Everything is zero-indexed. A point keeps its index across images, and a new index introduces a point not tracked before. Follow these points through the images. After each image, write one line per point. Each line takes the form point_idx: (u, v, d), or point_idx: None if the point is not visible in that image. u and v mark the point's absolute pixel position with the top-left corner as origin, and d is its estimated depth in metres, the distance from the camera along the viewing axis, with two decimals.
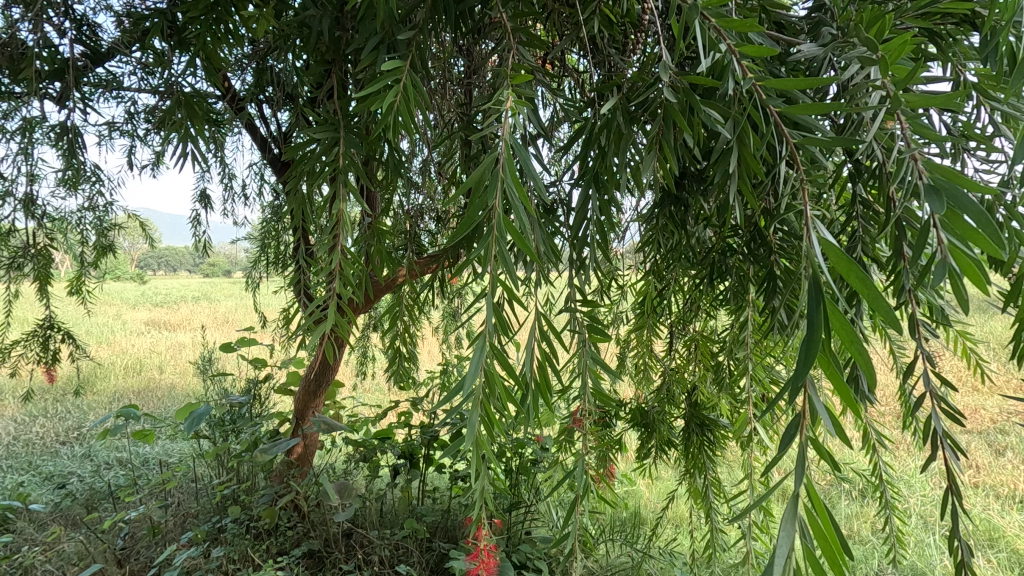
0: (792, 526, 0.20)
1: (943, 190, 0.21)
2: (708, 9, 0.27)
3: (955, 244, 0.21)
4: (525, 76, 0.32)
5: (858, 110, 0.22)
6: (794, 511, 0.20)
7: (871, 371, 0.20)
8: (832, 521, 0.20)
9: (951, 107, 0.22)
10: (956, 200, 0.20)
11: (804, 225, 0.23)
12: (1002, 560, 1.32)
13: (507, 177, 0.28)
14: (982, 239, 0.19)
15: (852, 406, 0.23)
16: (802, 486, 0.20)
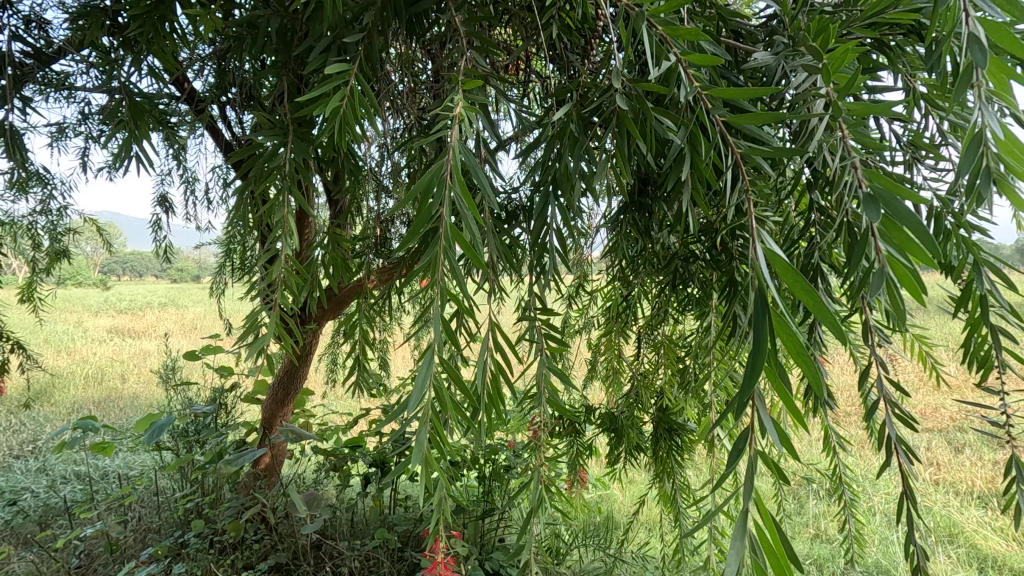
0: (742, 540, 0.20)
1: (877, 200, 0.20)
2: (653, 15, 0.26)
3: (892, 254, 0.21)
4: (477, 81, 0.31)
5: (803, 119, 0.22)
6: (745, 525, 0.20)
7: (817, 384, 0.19)
8: (781, 535, 0.20)
9: (894, 114, 0.22)
10: (892, 209, 0.19)
11: (747, 235, 0.23)
12: (962, 556, 1.36)
13: (454, 184, 0.27)
14: (918, 249, 0.19)
15: (796, 416, 0.23)
16: (752, 502, 0.20)
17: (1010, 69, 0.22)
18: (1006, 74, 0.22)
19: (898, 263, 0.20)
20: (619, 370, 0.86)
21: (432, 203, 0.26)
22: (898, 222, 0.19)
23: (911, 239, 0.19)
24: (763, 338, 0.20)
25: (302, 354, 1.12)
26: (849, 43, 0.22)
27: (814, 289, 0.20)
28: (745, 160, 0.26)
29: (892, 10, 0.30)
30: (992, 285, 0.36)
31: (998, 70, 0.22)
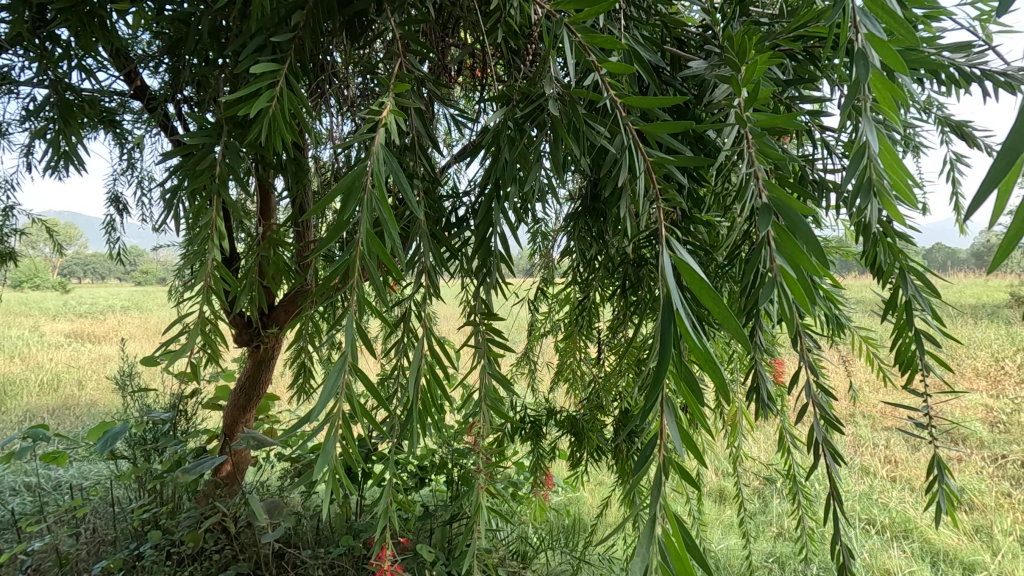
0: (648, 547, 0.21)
1: (771, 210, 0.20)
2: (574, 22, 0.27)
3: (784, 266, 0.20)
4: (408, 84, 0.31)
5: (708, 127, 0.22)
6: (651, 531, 0.21)
7: (718, 391, 0.21)
8: (685, 534, 0.21)
9: (796, 124, 0.23)
10: (787, 220, 0.19)
11: (657, 243, 0.23)
12: (916, 550, 1.41)
13: (375, 191, 0.27)
14: (805, 260, 0.19)
15: (705, 422, 0.24)
16: (660, 509, 0.22)
17: (889, 86, 0.25)
18: (889, 90, 0.25)
19: (790, 276, 0.20)
20: (583, 371, 0.86)
21: (351, 208, 0.27)
22: (787, 233, 0.19)
23: (802, 250, 0.19)
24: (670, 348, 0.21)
25: (263, 359, 1.08)
26: (762, 57, 0.23)
27: (718, 295, 0.21)
28: (666, 167, 0.26)
29: (812, 25, 0.31)
30: (915, 290, 0.38)
31: (879, 86, 0.25)
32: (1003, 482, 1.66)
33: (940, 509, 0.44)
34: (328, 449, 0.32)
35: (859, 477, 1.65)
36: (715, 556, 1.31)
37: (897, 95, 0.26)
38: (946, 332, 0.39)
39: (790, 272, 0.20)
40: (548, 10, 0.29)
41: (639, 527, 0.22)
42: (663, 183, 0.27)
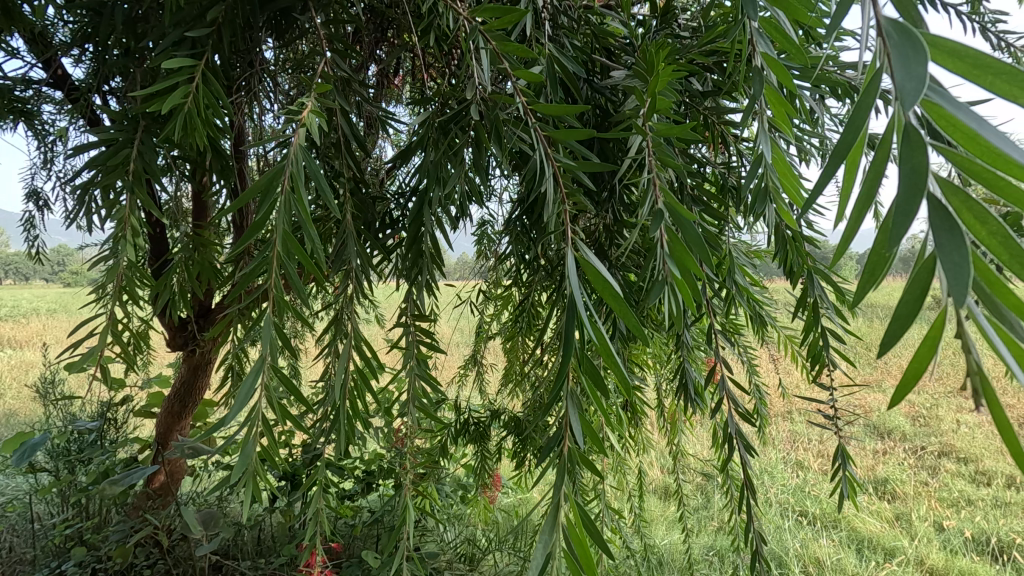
0: (551, 536, 0.22)
1: (663, 214, 0.22)
2: (488, 30, 0.28)
3: (677, 270, 0.22)
4: (329, 85, 0.31)
5: (606, 133, 0.24)
6: (554, 519, 0.23)
7: (616, 382, 0.22)
8: (586, 521, 0.23)
9: (690, 133, 0.24)
10: (679, 225, 0.21)
11: (564, 243, 0.24)
12: (843, 538, 1.50)
13: (291, 192, 0.27)
14: (690, 261, 0.20)
15: (606, 414, 0.25)
16: (564, 496, 0.23)
17: (782, 102, 0.26)
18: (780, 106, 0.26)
19: (680, 279, 0.21)
20: (527, 372, 0.87)
21: (266, 209, 0.27)
22: (675, 238, 0.20)
23: (692, 252, 0.20)
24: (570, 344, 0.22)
25: (199, 364, 1.04)
26: (663, 71, 0.24)
27: (618, 293, 0.22)
28: (574, 173, 0.28)
29: (720, 41, 0.33)
30: (821, 290, 0.42)
31: (773, 102, 0.27)
32: (921, 472, 1.80)
33: (844, 495, 0.47)
34: (246, 454, 0.31)
35: (793, 470, 1.73)
36: (658, 550, 1.36)
37: (789, 111, 0.27)
38: (849, 329, 0.42)
39: (677, 274, 0.21)
40: (465, 16, 0.30)
41: (544, 516, 0.23)
42: (571, 188, 0.28)
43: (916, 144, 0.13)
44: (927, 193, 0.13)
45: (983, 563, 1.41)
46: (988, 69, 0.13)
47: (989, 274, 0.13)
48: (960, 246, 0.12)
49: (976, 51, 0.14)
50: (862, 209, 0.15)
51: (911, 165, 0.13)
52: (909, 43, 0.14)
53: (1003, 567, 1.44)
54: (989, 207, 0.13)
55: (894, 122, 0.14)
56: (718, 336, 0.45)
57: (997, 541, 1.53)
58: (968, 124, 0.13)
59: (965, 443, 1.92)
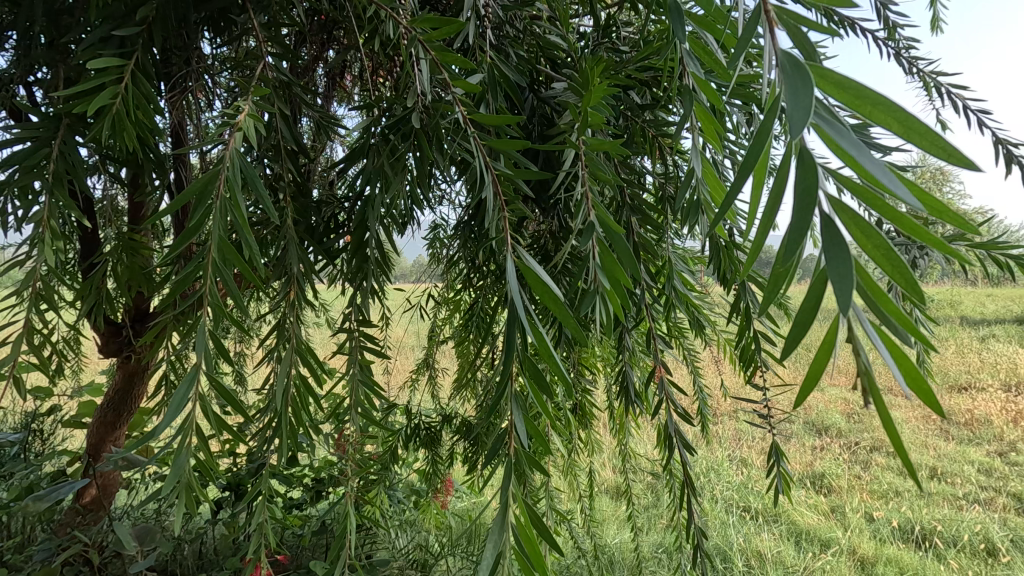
0: (501, 534, 0.23)
1: (595, 227, 0.23)
2: (428, 40, 0.29)
3: (609, 280, 0.23)
4: (268, 88, 0.30)
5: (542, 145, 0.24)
6: (504, 520, 0.23)
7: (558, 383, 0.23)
8: (533, 520, 0.23)
9: (623, 147, 0.25)
10: (611, 235, 0.22)
11: (504, 250, 0.25)
12: (783, 532, 1.57)
13: (229, 198, 0.26)
14: (617, 273, 0.21)
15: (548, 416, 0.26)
16: (512, 494, 0.23)
17: (710, 119, 0.27)
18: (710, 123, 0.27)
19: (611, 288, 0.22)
20: (479, 376, 0.87)
21: (200, 214, 0.26)
22: (605, 250, 0.21)
23: (622, 262, 0.21)
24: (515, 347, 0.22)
25: (134, 371, 0.98)
26: (597, 85, 0.25)
27: (559, 299, 0.22)
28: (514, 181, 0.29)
29: (655, 56, 0.34)
30: (753, 295, 0.44)
31: (703, 119, 0.28)
32: (854, 466, 1.90)
33: (776, 490, 0.50)
34: (176, 464, 0.30)
35: (737, 468, 1.80)
36: (609, 549, 1.38)
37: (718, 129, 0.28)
38: (779, 331, 0.44)
39: (609, 283, 0.22)
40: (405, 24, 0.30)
41: (493, 515, 0.23)
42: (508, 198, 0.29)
43: (808, 168, 0.14)
44: (820, 212, 0.14)
45: (908, 550, 1.51)
46: (869, 100, 0.15)
47: (874, 284, 0.14)
48: (844, 261, 0.13)
49: (857, 85, 0.15)
50: (767, 223, 0.16)
51: (804, 187, 0.14)
52: (798, 75, 0.15)
53: (925, 552, 1.53)
54: (875, 223, 0.14)
55: (790, 147, 0.15)
56: (658, 339, 0.46)
57: (920, 529, 1.64)
58: (852, 149, 0.15)
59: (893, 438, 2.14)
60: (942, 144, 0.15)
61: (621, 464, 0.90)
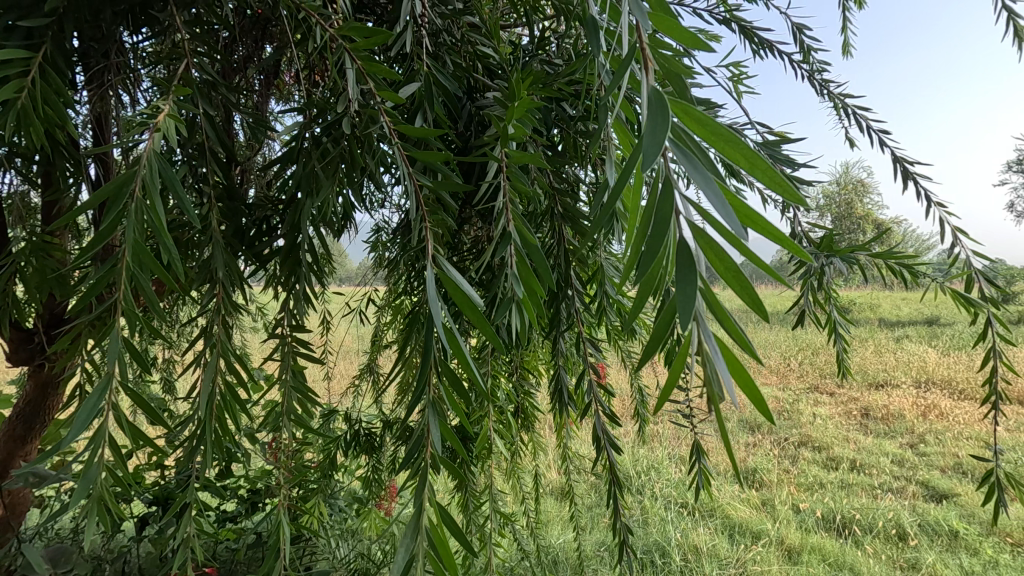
0: (415, 537, 0.23)
1: (512, 237, 0.24)
2: (355, 49, 0.29)
3: (520, 289, 0.24)
4: (191, 89, 0.30)
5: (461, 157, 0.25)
6: (418, 523, 0.23)
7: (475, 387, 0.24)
8: (448, 523, 0.24)
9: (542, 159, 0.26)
10: (526, 242, 0.23)
11: (424, 257, 0.25)
12: (718, 526, 1.65)
13: (145, 202, 0.25)
14: (531, 282, 0.22)
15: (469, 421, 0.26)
16: (427, 496, 0.24)
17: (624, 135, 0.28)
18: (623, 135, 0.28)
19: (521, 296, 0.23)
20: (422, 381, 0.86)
21: (113, 217, 0.25)
22: (522, 259, 0.22)
23: (532, 270, 0.22)
24: (437, 350, 0.23)
25: (47, 381, 0.91)
26: (523, 97, 0.25)
27: (477, 307, 0.23)
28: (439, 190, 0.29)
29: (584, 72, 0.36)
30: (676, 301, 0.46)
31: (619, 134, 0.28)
32: (784, 461, 2.09)
33: (699, 486, 0.52)
34: (85, 475, 0.28)
35: (678, 465, 1.87)
36: (554, 549, 1.41)
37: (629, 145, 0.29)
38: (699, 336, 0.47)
39: (521, 290, 0.23)
40: (333, 32, 0.30)
41: (408, 518, 0.23)
42: (435, 206, 0.30)
43: (666, 197, 0.15)
44: (677, 237, 0.15)
45: (830, 538, 1.61)
46: (721, 135, 0.16)
47: (719, 300, 0.15)
48: (688, 285, 0.15)
49: (710, 119, 0.16)
50: (637, 243, 0.17)
51: (664, 214, 0.15)
52: (658, 104, 0.16)
53: (846, 539, 1.63)
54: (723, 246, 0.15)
55: (656, 174, 0.16)
56: (590, 343, 0.48)
57: (841, 517, 1.75)
58: (705, 178, 0.16)
59: (820, 434, 2.32)
60: (779, 179, 0.16)
61: (562, 465, 0.92)
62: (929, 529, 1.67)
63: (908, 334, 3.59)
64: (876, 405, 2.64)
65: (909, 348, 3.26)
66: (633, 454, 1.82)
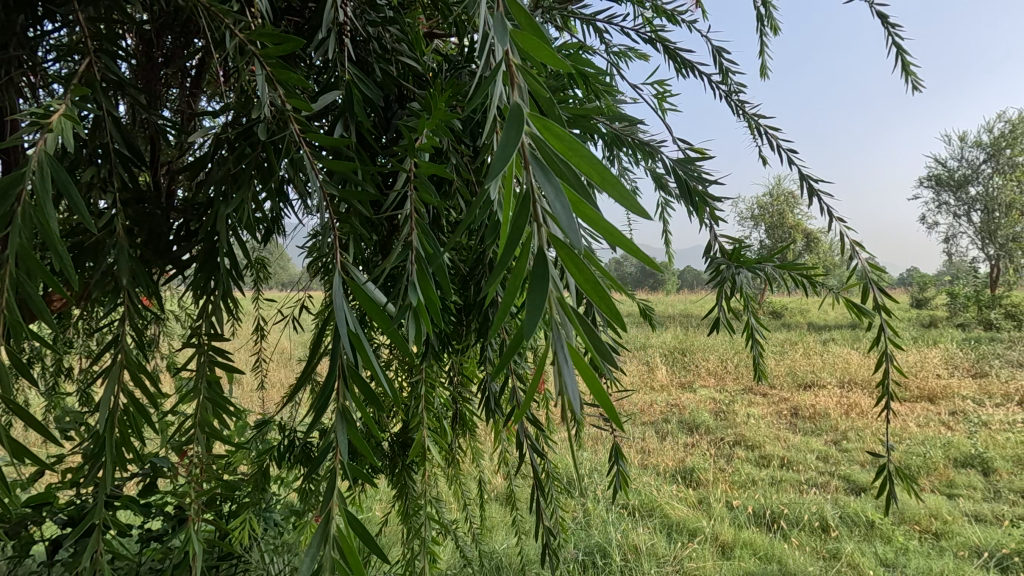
0: (321, 544, 0.23)
1: (418, 245, 0.25)
2: (263, 55, 0.29)
3: (422, 298, 0.24)
4: (89, 90, 0.28)
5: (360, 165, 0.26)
6: (325, 531, 0.23)
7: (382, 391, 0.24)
8: (358, 529, 0.23)
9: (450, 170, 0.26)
10: (423, 253, 0.23)
11: (332, 263, 0.25)
12: (657, 524, 1.71)
13: (32, 207, 0.24)
14: (432, 289, 0.23)
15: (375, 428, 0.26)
16: (336, 504, 0.23)
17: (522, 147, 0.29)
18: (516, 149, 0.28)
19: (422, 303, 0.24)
20: None
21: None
22: (424, 268, 0.23)
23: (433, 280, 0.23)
24: (340, 354, 0.23)
25: None
26: (438, 113, 0.26)
27: (384, 312, 0.23)
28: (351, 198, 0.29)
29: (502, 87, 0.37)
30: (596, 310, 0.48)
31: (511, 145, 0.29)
32: (720, 460, 2.20)
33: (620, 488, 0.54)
34: None
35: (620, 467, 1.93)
36: (498, 553, 1.42)
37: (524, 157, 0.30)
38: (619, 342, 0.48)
39: (426, 297, 0.24)
40: (242, 38, 0.30)
41: (314, 528, 0.23)
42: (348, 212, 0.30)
43: (525, 209, 0.16)
44: (535, 253, 0.16)
45: (760, 532, 1.69)
46: (578, 152, 0.17)
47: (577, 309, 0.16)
48: (538, 297, 0.15)
49: (567, 135, 0.17)
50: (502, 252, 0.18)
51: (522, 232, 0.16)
52: (512, 116, 0.16)
53: (774, 533, 1.71)
54: (577, 260, 0.15)
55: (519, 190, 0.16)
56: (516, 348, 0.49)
57: (771, 512, 1.83)
58: (566, 192, 0.16)
59: (753, 434, 2.44)
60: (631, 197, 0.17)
61: (502, 470, 0.93)
62: (849, 521, 1.78)
63: (832, 338, 3.84)
64: (803, 405, 2.80)
65: (833, 351, 3.49)
66: (576, 457, 1.85)
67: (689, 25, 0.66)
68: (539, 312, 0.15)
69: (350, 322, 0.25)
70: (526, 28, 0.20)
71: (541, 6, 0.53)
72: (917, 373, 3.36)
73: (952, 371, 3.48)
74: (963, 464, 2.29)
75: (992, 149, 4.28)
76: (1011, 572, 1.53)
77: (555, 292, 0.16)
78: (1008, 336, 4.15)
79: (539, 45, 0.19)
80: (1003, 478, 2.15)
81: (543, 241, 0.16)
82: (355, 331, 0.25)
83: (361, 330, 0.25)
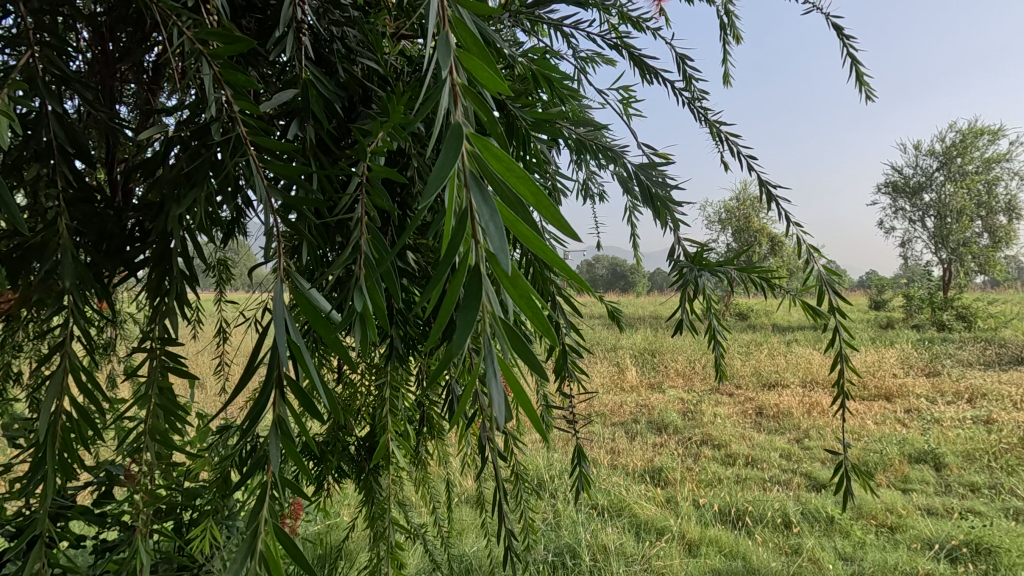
0: (246, 559, 0.22)
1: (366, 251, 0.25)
2: (213, 54, 0.28)
3: (368, 308, 0.24)
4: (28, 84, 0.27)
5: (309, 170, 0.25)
6: (251, 546, 0.22)
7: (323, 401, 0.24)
8: (287, 543, 0.23)
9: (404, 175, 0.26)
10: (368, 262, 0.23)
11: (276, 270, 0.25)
12: (626, 523, 1.73)
13: None
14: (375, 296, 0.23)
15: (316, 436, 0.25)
16: (265, 517, 0.23)
17: None
18: None
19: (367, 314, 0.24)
20: None
21: None
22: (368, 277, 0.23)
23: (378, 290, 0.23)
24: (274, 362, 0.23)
25: None
26: (394, 117, 0.26)
27: (325, 321, 0.23)
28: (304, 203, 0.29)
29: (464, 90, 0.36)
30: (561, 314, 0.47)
31: None
32: (687, 460, 2.24)
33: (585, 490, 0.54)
34: None
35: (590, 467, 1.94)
36: (468, 556, 1.41)
37: None
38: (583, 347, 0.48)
39: (371, 307, 0.24)
40: (192, 36, 0.29)
41: (241, 541, 0.22)
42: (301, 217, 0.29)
43: (460, 226, 0.16)
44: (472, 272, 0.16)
45: (725, 529, 1.73)
46: (515, 172, 0.17)
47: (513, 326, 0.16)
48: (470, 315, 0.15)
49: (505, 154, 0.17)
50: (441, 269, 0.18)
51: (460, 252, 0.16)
52: (450, 136, 0.16)
53: (739, 530, 1.75)
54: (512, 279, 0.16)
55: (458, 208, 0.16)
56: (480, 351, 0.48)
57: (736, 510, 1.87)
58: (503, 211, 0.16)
59: (719, 433, 2.49)
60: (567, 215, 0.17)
61: (470, 473, 0.92)
62: (810, 516, 1.83)
63: (795, 339, 3.95)
64: (768, 404, 2.87)
65: (796, 351, 3.59)
66: (547, 458, 1.86)
67: (654, 32, 0.67)
68: (470, 328, 0.15)
69: (291, 332, 0.24)
70: (467, 45, 0.19)
71: (508, 10, 0.53)
72: (875, 373, 3.48)
73: (907, 371, 3.61)
74: (917, 460, 2.38)
75: (944, 157, 4.49)
76: (960, 562, 1.60)
77: (492, 309, 0.17)
78: (959, 337, 4.34)
79: (481, 65, 0.19)
80: (953, 472, 2.24)
81: (481, 261, 0.16)
82: (296, 340, 0.25)
83: (302, 338, 0.25)
